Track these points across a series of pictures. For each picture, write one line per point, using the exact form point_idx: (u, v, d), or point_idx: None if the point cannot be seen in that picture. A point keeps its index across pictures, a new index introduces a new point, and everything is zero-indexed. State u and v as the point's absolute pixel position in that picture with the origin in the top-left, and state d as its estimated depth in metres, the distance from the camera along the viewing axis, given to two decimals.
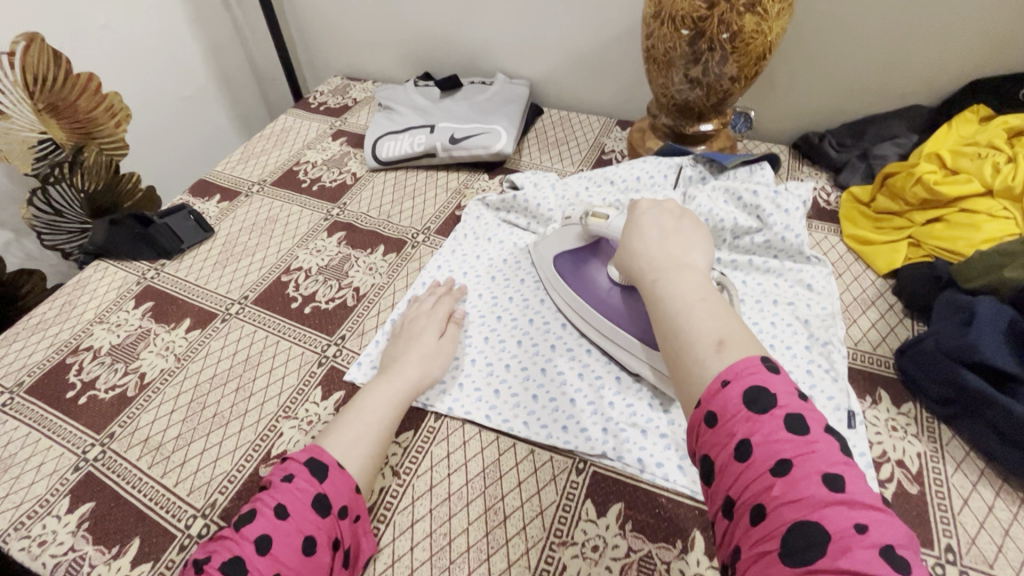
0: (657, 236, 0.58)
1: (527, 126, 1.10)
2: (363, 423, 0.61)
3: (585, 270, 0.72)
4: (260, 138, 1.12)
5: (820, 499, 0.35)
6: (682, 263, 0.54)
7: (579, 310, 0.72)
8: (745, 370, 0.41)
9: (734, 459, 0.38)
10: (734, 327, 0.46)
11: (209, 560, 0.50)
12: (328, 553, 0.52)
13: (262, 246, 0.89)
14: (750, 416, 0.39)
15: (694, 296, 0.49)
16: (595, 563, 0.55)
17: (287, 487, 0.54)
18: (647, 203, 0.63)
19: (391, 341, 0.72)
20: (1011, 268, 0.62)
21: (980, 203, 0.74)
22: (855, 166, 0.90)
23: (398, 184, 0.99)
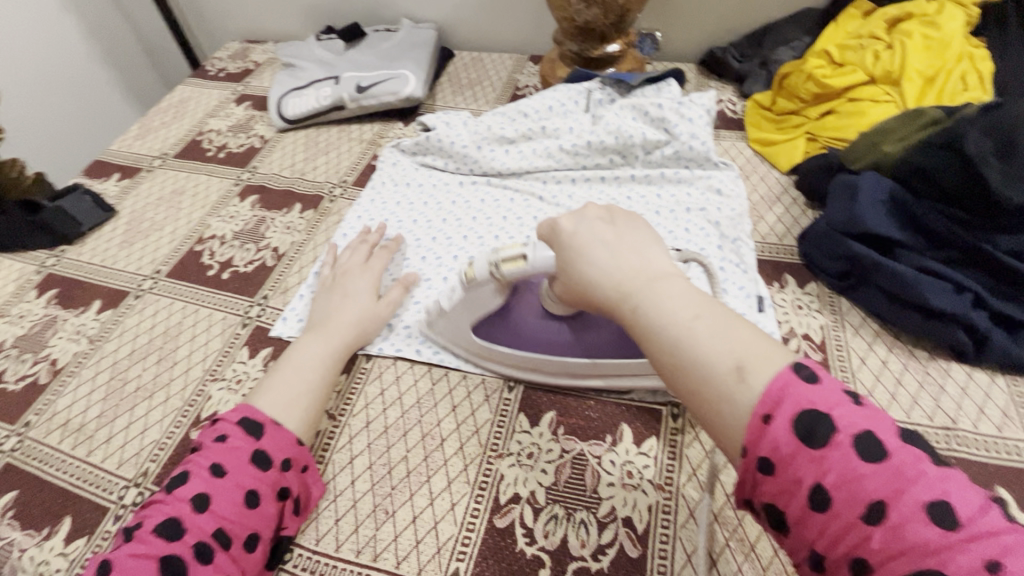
0: (605, 252, 0.48)
1: (439, 71, 1.07)
2: (300, 382, 0.60)
3: (516, 322, 0.61)
4: (157, 112, 1.06)
5: (932, 544, 0.29)
6: (652, 275, 0.45)
7: (527, 362, 0.63)
8: (781, 396, 0.34)
9: (812, 509, 0.32)
10: (746, 340, 0.38)
11: (142, 525, 0.49)
12: (273, 504, 0.52)
13: (170, 219, 0.85)
14: (812, 454, 0.33)
15: (686, 315, 0.41)
16: (532, 468, 0.57)
17: (222, 446, 0.53)
18: (567, 218, 0.51)
19: (323, 295, 0.70)
20: (888, 144, 0.67)
21: (865, 91, 0.78)
22: (756, 75, 0.92)
23: (310, 142, 0.95)
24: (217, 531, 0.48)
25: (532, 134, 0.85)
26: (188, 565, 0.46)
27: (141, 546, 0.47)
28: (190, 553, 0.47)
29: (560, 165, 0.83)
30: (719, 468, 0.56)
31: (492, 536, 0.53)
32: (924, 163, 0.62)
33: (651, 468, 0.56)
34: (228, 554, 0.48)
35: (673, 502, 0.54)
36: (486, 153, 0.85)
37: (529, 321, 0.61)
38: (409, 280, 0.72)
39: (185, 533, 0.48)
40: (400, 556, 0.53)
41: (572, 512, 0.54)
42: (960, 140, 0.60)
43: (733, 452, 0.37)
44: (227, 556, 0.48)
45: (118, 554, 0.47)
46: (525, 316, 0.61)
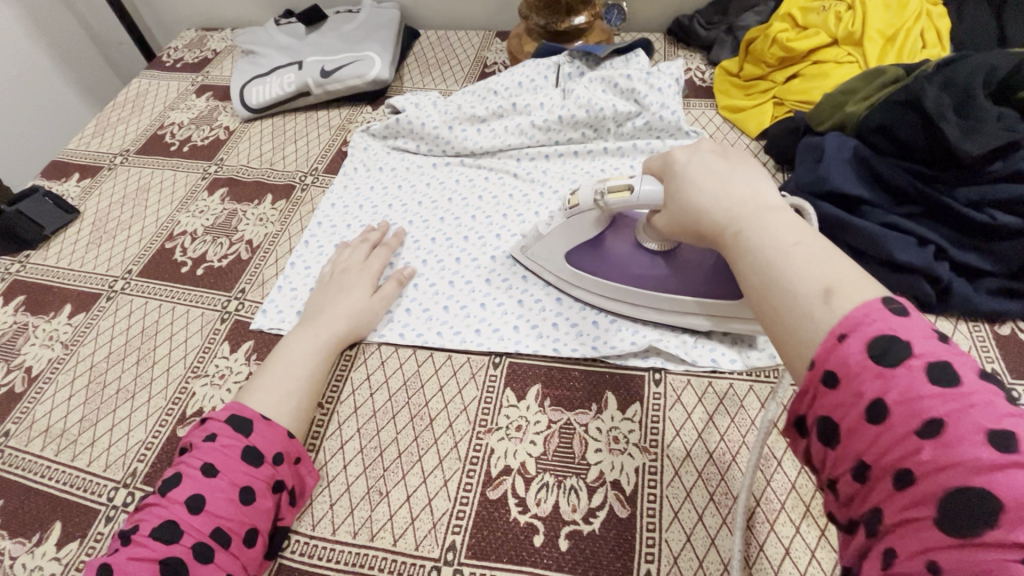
0: (714, 180, 0.48)
1: (405, 51, 1.05)
2: (291, 378, 0.59)
3: (610, 251, 0.64)
4: (113, 107, 1.02)
5: (983, 463, 0.27)
6: (759, 205, 0.44)
7: (616, 293, 0.66)
8: (863, 319, 0.32)
9: (866, 420, 0.30)
10: (839, 269, 0.36)
11: (137, 529, 0.49)
12: (270, 498, 0.52)
13: (137, 218, 0.82)
14: (879, 370, 0.30)
15: (783, 240, 0.40)
16: (520, 441, 0.58)
17: (212, 446, 0.52)
18: (683, 150, 0.53)
19: (319, 289, 0.69)
20: (851, 105, 0.68)
21: (828, 54, 0.80)
22: (723, 42, 0.92)
23: (277, 131, 0.93)
24: (215, 531, 0.49)
25: (503, 112, 0.84)
26: (189, 565, 0.47)
27: (140, 549, 0.47)
28: (189, 554, 0.47)
29: (533, 142, 0.83)
30: (701, 429, 0.58)
31: (486, 508, 0.54)
32: (885, 121, 0.63)
33: (636, 432, 0.58)
34: (227, 551, 0.49)
35: (659, 462, 0.56)
36: (457, 133, 0.84)
37: (624, 251, 0.64)
38: (403, 274, 0.71)
39: (183, 535, 0.48)
40: (396, 534, 0.54)
41: (562, 479, 0.55)
42: (918, 97, 0.61)
43: (801, 368, 0.35)
44: (227, 553, 0.49)
45: (118, 557, 0.47)
46: (620, 245, 0.64)
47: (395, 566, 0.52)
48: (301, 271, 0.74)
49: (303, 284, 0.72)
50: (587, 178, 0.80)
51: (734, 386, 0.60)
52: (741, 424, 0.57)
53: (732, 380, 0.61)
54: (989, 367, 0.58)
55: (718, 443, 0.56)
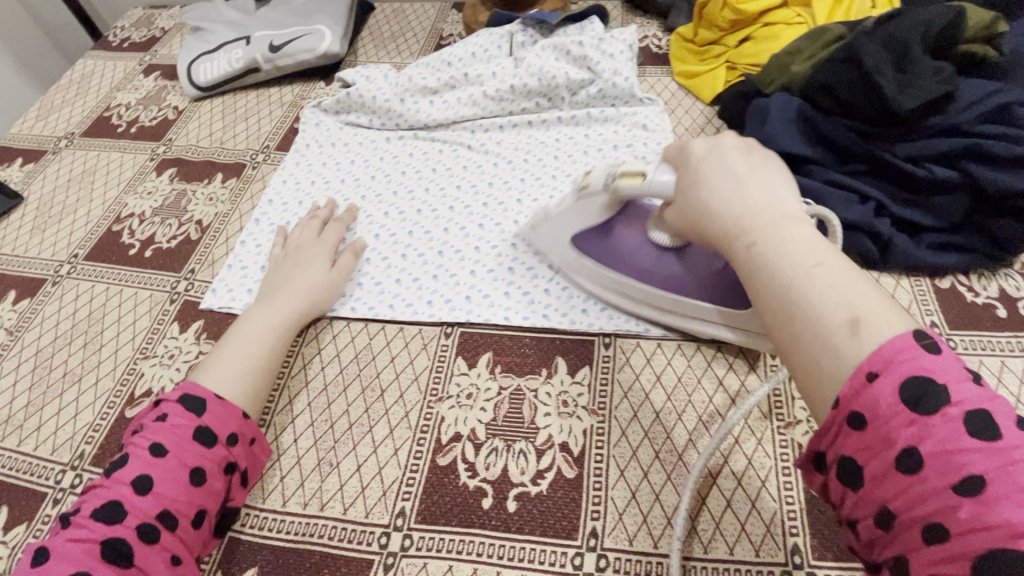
0: (730, 182, 0.43)
1: (359, 25, 1.02)
2: (246, 357, 0.58)
3: (617, 239, 0.61)
4: (57, 89, 0.99)
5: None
6: (777, 214, 0.40)
7: (616, 286, 0.62)
8: (896, 357, 0.30)
9: (897, 469, 0.29)
10: (869, 300, 0.33)
11: (80, 510, 0.47)
12: (221, 480, 0.51)
13: (83, 201, 0.81)
14: (913, 417, 0.29)
15: (805, 260, 0.36)
16: (470, 408, 0.59)
17: (161, 426, 0.51)
18: (703, 142, 0.48)
19: (275, 267, 0.68)
20: (797, 64, 0.68)
21: (778, 15, 0.80)
22: (679, 7, 0.91)
23: (227, 109, 0.91)
24: (161, 512, 0.47)
25: (455, 83, 0.83)
26: (133, 546, 0.45)
27: (80, 531, 0.46)
28: (134, 535, 0.46)
29: (486, 113, 0.82)
30: (648, 390, 0.58)
31: (435, 474, 0.55)
32: (828, 79, 0.63)
33: (585, 395, 0.58)
34: (174, 532, 0.47)
35: (606, 424, 0.57)
36: (409, 106, 0.82)
37: (630, 243, 0.60)
38: (358, 246, 0.70)
39: (127, 515, 0.46)
40: (347, 503, 0.54)
41: (511, 443, 0.56)
42: (858, 54, 0.61)
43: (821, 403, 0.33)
44: (174, 535, 0.47)
45: (58, 539, 0.45)
46: (627, 236, 0.60)
47: (345, 533, 0.53)
48: (252, 249, 0.73)
49: (253, 261, 0.71)
50: (541, 148, 0.79)
51: (683, 347, 0.61)
52: (687, 383, 0.58)
53: (681, 341, 0.61)
54: (928, 319, 0.58)
55: (665, 403, 0.57)
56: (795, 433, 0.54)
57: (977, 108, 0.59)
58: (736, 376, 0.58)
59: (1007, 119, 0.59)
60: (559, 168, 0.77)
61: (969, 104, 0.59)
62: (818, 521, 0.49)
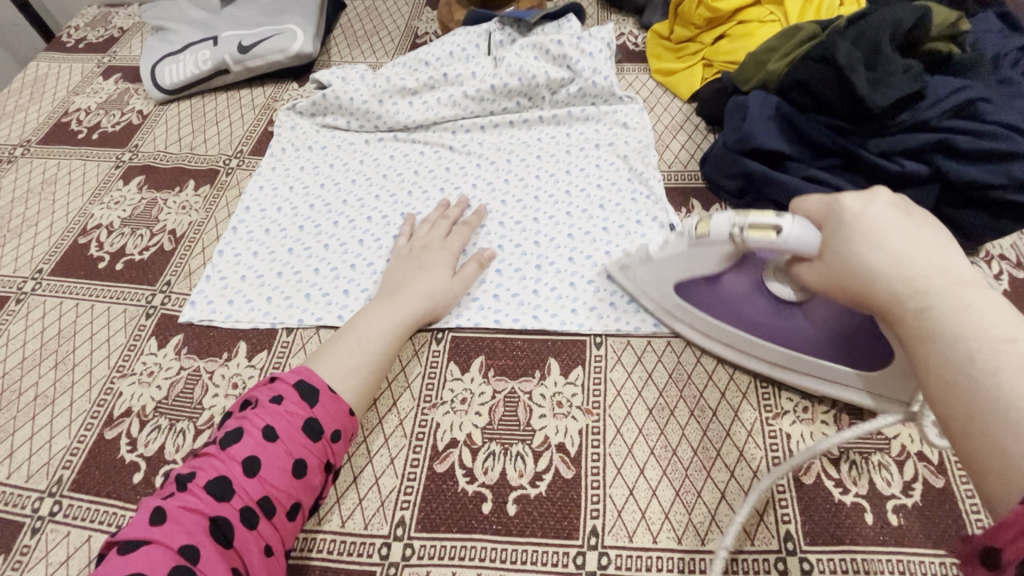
0: (898, 238, 0.39)
1: (330, 24, 0.99)
2: (362, 354, 0.57)
3: (726, 288, 0.55)
4: (8, 94, 0.93)
5: None
6: (950, 283, 0.36)
7: (719, 333, 0.58)
8: None
9: None
10: None
11: (193, 477, 0.47)
12: (319, 476, 0.50)
13: (45, 212, 0.77)
14: None
15: (994, 336, 0.32)
16: (465, 413, 0.58)
17: (276, 409, 0.50)
18: (853, 195, 0.43)
19: (394, 261, 0.67)
20: (772, 63, 0.69)
21: (751, 14, 0.81)
22: (654, 5, 0.92)
23: (196, 112, 0.88)
24: (263, 498, 0.47)
25: (434, 83, 0.82)
26: (235, 528, 0.45)
27: (191, 499, 0.46)
28: (237, 517, 0.46)
29: (466, 113, 0.81)
30: (641, 387, 0.59)
31: (434, 481, 0.54)
32: (804, 76, 0.65)
33: (579, 395, 0.59)
34: (271, 521, 0.47)
35: (601, 423, 0.57)
36: (388, 107, 0.81)
37: (744, 292, 0.55)
38: (485, 257, 0.67)
39: (233, 495, 0.46)
40: (344, 515, 0.53)
41: (508, 447, 0.56)
42: (832, 52, 0.63)
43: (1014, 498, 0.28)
44: (270, 524, 0.47)
45: (171, 503, 0.45)
46: (742, 284, 0.55)
47: (344, 546, 0.52)
48: (231, 259, 0.70)
49: (233, 271, 0.69)
50: (524, 148, 0.79)
51: (672, 343, 0.62)
52: (679, 378, 0.59)
53: (670, 338, 0.62)
54: None
55: (658, 400, 0.58)
56: (784, 423, 0.56)
57: (944, 104, 0.62)
58: (725, 370, 0.59)
59: (972, 115, 0.62)
60: (543, 168, 0.77)
61: (937, 100, 0.62)
62: (809, 507, 0.51)
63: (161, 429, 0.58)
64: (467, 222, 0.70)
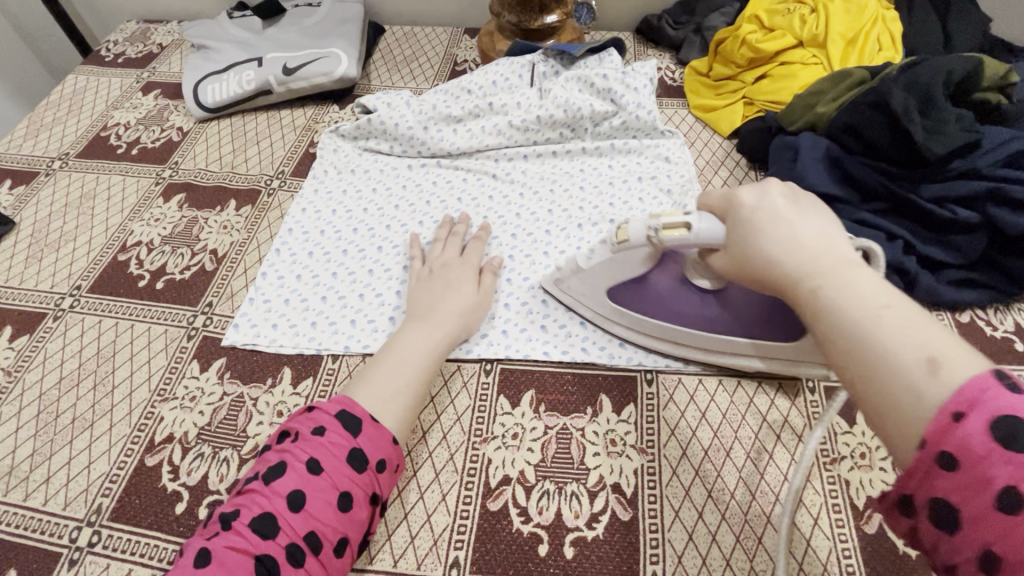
0: (783, 224, 0.41)
1: (370, 48, 1.01)
2: (399, 377, 0.55)
3: (654, 287, 0.59)
4: (47, 105, 0.93)
5: None
6: (836, 259, 0.38)
7: (656, 330, 0.61)
8: (983, 395, 0.27)
9: (997, 509, 0.26)
10: (940, 338, 0.30)
11: (238, 515, 0.45)
12: (365, 509, 0.48)
13: (84, 227, 0.76)
14: (1011, 455, 0.26)
15: (872, 303, 0.33)
16: (518, 449, 0.57)
17: (318, 441, 0.48)
18: (748, 189, 0.45)
19: (420, 284, 0.66)
20: (821, 105, 0.71)
21: (794, 55, 0.83)
22: (692, 42, 0.93)
23: (237, 131, 0.88)
24: (309, 534, 0.45)
25: (479, 111, 0.82)
26: (282, 568, 0.43)
27: (236, 540, 0.44)
28: (283, 556, 0.44)
29: (511, 142, 0.81)
30: (695, 427, 0.58)
31: (487, 521, 0.53)
32: (854, 121, 0.66)
33: (633, 433, 0.58)
34: (318, 559, 0.45)
35: (656, 462, 0.56)
36: (433, 134, 0.81)
37: (670, 288, 0.59)
38: (496, 266, 0.68)
39: (279, 533, 0.44)
40: (396, 554, 0.52)
41: (562, 485, 0.55)
42: (884, 99, 0.64)
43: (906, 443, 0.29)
44: (317, 561, 0.45)
45: (216, 543, 0.44)
46: (666, 281, 0.59)
47: None
48: (274, 281, 0.70)
49: (277, 294, 0.68)
50: (567, 179, 0.79)
51: (724, 382, 0.61)
52: (734, 420, 0.58)
53: (721, 376, 0.62)
54: None
55: (713, 440, 0.57)
56: (841, 469, 0.55)
57: (994, 154, 0.63)
58: (780, 412, 0.59)
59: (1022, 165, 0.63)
60: (586, 199, 0.77)
61: (988, 149, 0.63)
62: (873, 558, 0.50)
63: (204, 457, 0.56)
64: (482, 239, 0.70)
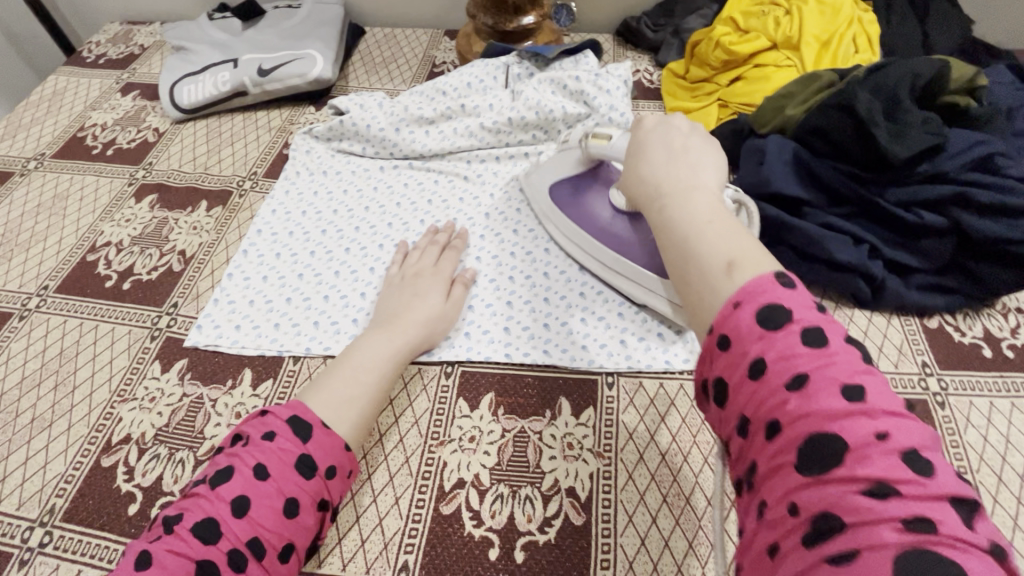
0: (664, 156, 0.46)
1: (349, 49, 1.01)
2: (356, 384, 0.55)
3: (585, 200, 0.69)
4: (26, 106, 0.94)
5: (835, 411, 0.28)
6: (691, 184, 0.43)
7: (577, 240, 0.69)
8: (758, 289, 0.33)
9: (748, 377, 0.31)
10: (747, 248, 0.36)
11: (181, 519, 0.45)
12: (313, 515, 0.48)
13: (55, 227, 0.76)
14: (762, 333, 0.31)
15: (702, 218, 0.39)
16: (474, 452, 0.57)
17: (268, 446, 0.48)
18: (653, 118, 0.50)
19: (388, 291, 0.66)
20: (790, 108, 0.70)
21: (768, 57, 0.82)
22: (669, 44, 0.93)
23: (212, 132, 0.88)
24: (253, 540, 0.45)
25: (451, 113, 0.81)
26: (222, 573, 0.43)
27: (177, 544, 0.43)
28: (225, 561, 0.43)
29: (482, 144, 0.81)
30: (653, 433, 0.58)
31: (439, 524, 0.53)
32: (821, 123, 0.66)
33: (590, 437, 0.58)
34: (261, 564, 0.45)
35: (612, 467, 0.56)
36: (405, 135, 0.81)
37: (597, 203, 0.68)
38: (467, 278, 0.67)
39: (221, 538, 0.44)
40: (346, 557, 0.51)
41: (516, 489, 0.54)
42: (851, 102, 0.64)
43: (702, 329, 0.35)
44: (260, 567, 0.45)
45: (157, 546, 0.43)
46: (597, 199, 0.68)
47: None
48: (240, 282, 0.70)
49: (241, 295, 0.68)
50: None
51: (685, 387, 0.61)
52: (692, 424, 0.58)
53: (682, 380, 0.61)
54: (920, 359, 0.60)
55: (671, 445, 0.57)
56: None
57: (961, 158, 0.62)
58: None
59: (990, 168, 0.62)
60: None
61: (956, 152, 0.62)
62: None
63: (160, 458, 0.56)
64: (454, 247, 0.70)
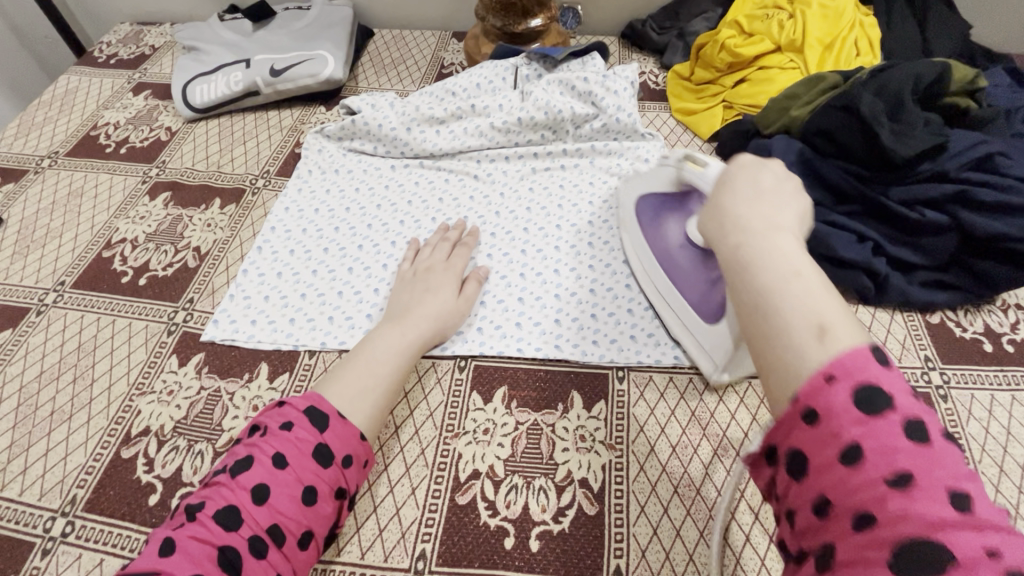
0: (739, 184, 0.38)
1: (358, 50, 1.02)
2: (371, 376, 0.56)
3: (665, 220, 0.65)
4: (39, 104, 0.95)
5: (941, 519, 0.24)
6: (773, 221, 0.35)
7: (644, 256, 0.68)
8: (858, 366, 0.27)
9: (837, 460, 0.26)
10: (838, 310, 0.30)
11: (202, 506, 0.46)
12: (329, 503, 0.49)
13: (70, 224, 0.77)
14: (860, 417, 0.26)
15: (788, 264, 0.32)
16: (488, 444, 0.58)
17: (286, 436, 0.49)
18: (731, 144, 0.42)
19: (399, 286, 0.67)
20: (795, 109, 0.72)
21: (772, 60, 0.84)
22: (674, 47, 0.95)
23: (224, 132, 0.89)
24: (272, 526, 0.46)
25: (462, 113, 0.83)
26: (243, 558, 0.44)
27: (199, 530, 0.44)
28: (246, 546, 0.44)
29: (492, 144, 0.82)
30: (664, 425, 0.59)
31: (455, 514, 0.54)
32: (826, 124, 0.67)
33: (602, 429, 0.59)
34: (280, 550, 0.46)
35: (624, 458, 0.57)
36: (416, 135, 0.82)
37: (674, 228, 0.64)
38: (481, 273, 0.69)
39: (242, 524, 0.45)
40: (364, 547, 0.52)
41: (530, 480, 0.56)
42: (855, 103, 0.65)
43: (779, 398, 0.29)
44: (279, 553, 0.46)
45: (181, 533, 0.44)
46: (677, 221, 0.64)
47: None
48: (255, 278, 0.71)
49: (256, 291, 0.69)
50: (547, 180, 0.80)
51: (694, 381, 0.62)
52: (701, 417, 0.59)
53: (691, 374, 0.63)
54: (923, 354, 0.61)
55: (681, 437, 0.58)
56: None
57: (962, 158, 0.64)
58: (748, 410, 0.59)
59: (990, 168, 0.64)
60: (564, 199, 0.78)
61: (956, 153, 0.64)
62: None
63: (179, 450, 0.57)
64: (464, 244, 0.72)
